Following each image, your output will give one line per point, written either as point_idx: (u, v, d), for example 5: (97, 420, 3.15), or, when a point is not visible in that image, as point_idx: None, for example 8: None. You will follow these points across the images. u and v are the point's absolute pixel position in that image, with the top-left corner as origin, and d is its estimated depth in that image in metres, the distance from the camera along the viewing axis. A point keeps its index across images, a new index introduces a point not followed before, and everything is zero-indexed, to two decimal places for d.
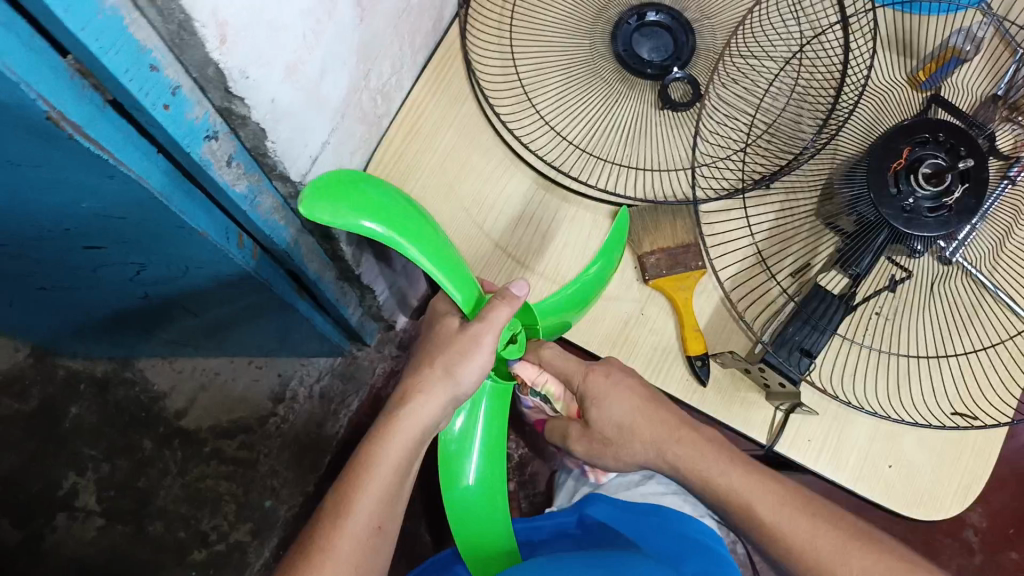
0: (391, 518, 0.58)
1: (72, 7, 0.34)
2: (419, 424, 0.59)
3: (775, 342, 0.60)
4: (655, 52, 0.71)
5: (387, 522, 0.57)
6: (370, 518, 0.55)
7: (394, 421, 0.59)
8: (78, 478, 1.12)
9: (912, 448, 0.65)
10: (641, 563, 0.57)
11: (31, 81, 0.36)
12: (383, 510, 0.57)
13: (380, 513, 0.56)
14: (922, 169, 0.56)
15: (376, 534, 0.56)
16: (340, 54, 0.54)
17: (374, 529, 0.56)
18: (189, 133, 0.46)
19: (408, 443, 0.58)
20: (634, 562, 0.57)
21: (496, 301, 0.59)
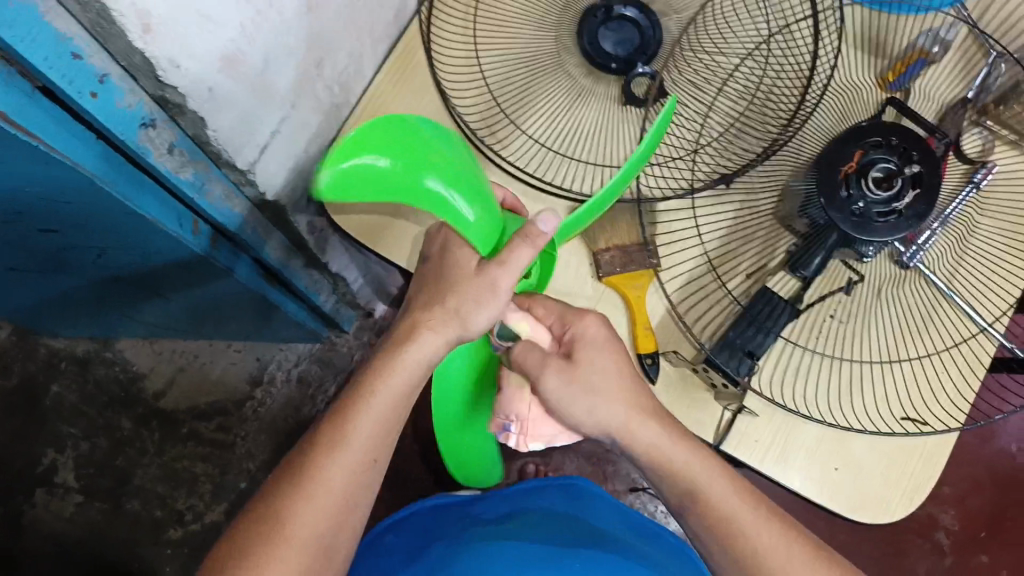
0: (388, 452, 0.56)
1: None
2: (422, 365, 0.55)
3: (717, 345, 0.61)
4: (620, 46, 0.70)
5: (384, 456, 0.55)
6: (364, 454, 0.53)
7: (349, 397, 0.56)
8: (58, 456, 1.14)
9: (860, 451, 0.66)
10: None
11: None
12: (381, 444, 0.55)
13: (376, 448, 0.54)
14: (873, 173, 0.56)
15: (367, 469, 0.54)
16: (286, 43, 0.54)
17: (368, 464, 0.54)
18: (122, 120, 0.47)
19: (413, 372, 0.55)
20: None
21: (513, 240, 0.53)
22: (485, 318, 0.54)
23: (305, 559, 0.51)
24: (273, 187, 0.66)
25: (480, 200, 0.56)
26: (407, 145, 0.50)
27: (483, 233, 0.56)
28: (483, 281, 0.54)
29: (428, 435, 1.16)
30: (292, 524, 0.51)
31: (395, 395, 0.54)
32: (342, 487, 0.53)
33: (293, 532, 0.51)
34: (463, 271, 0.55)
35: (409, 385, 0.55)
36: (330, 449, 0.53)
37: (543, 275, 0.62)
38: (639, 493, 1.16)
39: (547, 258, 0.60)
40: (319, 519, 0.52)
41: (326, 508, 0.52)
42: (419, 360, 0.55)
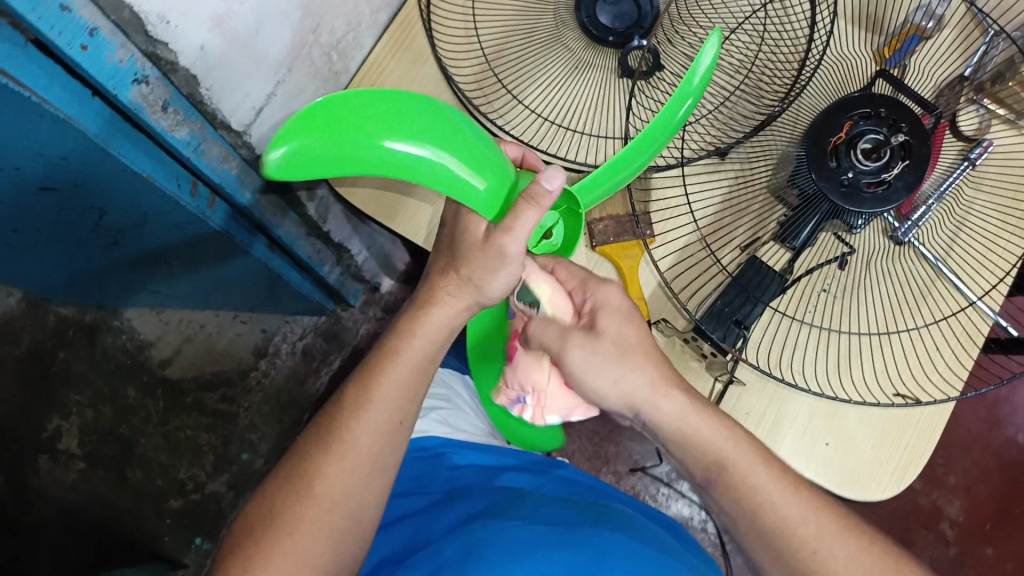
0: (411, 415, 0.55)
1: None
2: (445, 327, 0.55)
3: (710, 316, 0.62)
4: (618, 20, 0.69)
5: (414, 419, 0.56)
6: (390, 416, 0.54)
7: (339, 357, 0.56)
8: (62, 423, 1.15)
9: (851, 426, 0.66)
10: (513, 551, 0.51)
11: None
12: (406, 406, 0.55)
13: (400, 408, 0.54)
14: (861, 145, 0.56)
15: (388, 433, 0.53)
16: (279, 6, 0.55)
17: (393, 424, 0.54)
18: (114, 75, 0.48)
19: (411, 329, 0.55)
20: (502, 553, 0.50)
21: (518, 203, 0.48)
22: (475, 277, 0.52)
23: (332, 520, 0.50)
24: None
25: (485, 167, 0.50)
26: (390, 111, 0.46)
27: (491, 200, 0.51)
28: (490, 251, 0.50)
29: None
30: (320, 480, 0.51)
31: (397, 354, 0.55)
32: (367, 448, 0.52)
33: (321, 491, 0.51)
34: (477, 238, 0.52)
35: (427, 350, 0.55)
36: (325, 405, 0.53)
37: (567, 239, 0.58)
38: (639, 475, 1.16)
39: (569, 219, 0.57)
40: (346, 482, 0.51)
41: (350, 467, 0.52)
42: (442, 323, 0.55)
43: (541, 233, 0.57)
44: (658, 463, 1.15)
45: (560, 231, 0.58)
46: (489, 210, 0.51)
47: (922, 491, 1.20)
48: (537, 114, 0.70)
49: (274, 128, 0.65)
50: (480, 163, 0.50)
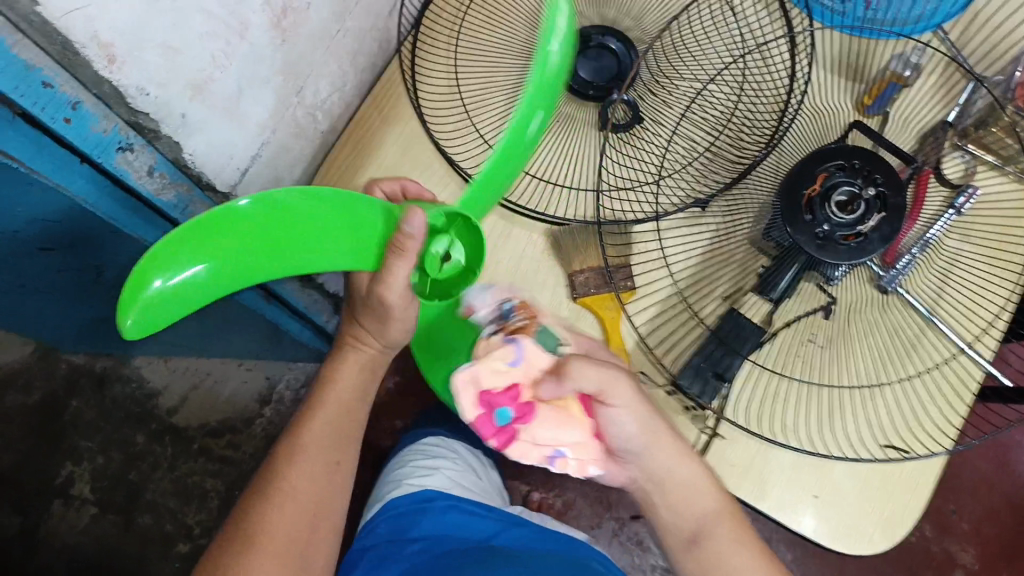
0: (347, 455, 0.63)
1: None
2: None
3: (687, 370, 0.61)
4: (598, 74, 0.71)
5: (349, 458, 0.63)
6: (322, 457, 0.61)
7: (306, 418, 0.63)
8: (75, 468, 1.17)
9: (840, 477, 0.65)
10: None
11: None
12: (337, 447, 0.62)
13: (333, 455, 0.61)
14: (835, 197, 0.57)
15: (330, 479, 0.61)
16: (261, 72, 0.57)
17: (330, 468, 0.61)
18: (98, 144, 0.50)
19: (344, 391, 0.64)
20: None
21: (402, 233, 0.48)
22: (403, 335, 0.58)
23: None
24: None
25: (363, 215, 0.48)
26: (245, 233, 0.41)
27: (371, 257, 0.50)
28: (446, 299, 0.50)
29: None
30: None
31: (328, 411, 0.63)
32: (300, 498, 0.59)
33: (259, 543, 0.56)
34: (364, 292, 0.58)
35: (351, 383, 0.64)
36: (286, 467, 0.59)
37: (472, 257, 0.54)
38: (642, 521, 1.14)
39: (468, 236, 0.53)
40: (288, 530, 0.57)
41: (293, 512, 0.58)
42: (349, 380, 0.64)
43: (442, 259, 0.53)
44: None
45: (457, 249, 0.53)
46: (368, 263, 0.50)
47: (933, 538, 1.16)
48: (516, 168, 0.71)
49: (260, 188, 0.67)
50: (355, 233, 0.48)
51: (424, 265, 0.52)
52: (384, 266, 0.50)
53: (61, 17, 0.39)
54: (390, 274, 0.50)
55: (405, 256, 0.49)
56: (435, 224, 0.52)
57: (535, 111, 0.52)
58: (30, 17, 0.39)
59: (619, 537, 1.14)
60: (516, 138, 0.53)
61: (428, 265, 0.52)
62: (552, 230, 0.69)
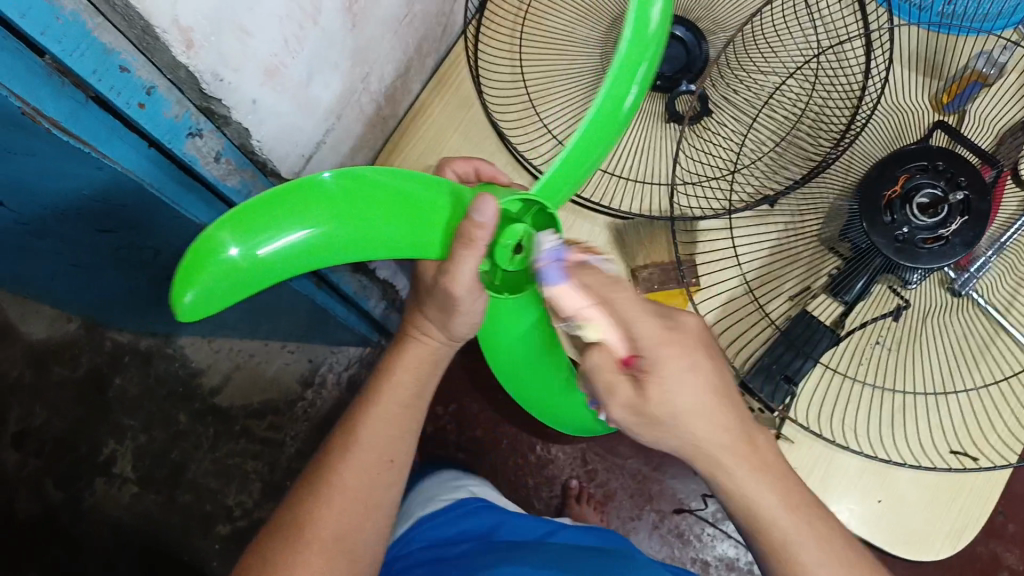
0: (404, 447, 0.62)
1: (26, 10, 0.37)
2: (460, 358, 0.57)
3: (753, 370, 0.60)
4: (667, 64, 0.69)
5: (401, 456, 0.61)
6: (376, 456, 0.60)
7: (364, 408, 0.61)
8: (117, 446, 1.18)
9: (906, 486, 0.63)
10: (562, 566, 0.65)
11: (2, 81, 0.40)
12: (396, 445, 0.61)
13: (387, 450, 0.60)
14: (917, 199, 0.54)
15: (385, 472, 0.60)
16: (330, 57, 0.56)
17: (385, 463, 0.60)
18: (170, 130, 0.49)
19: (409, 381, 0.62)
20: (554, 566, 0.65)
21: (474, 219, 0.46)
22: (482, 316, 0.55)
23: None
24: None
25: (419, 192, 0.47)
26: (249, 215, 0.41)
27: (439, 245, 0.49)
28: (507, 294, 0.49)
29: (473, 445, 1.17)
30: None
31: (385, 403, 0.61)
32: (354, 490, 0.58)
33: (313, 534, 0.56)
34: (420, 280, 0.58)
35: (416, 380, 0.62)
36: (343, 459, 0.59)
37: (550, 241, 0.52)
38: (684, 515, 1.13)
39: (540, 219, 0.52)
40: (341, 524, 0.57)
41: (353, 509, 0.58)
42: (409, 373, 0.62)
43: (513, 249, 0.51)
44: (703, 504, 1.12)
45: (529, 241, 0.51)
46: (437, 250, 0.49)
47: (980, 540, 1.14)
48: None
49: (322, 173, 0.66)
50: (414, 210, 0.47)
51: (496, 255, 0.50)
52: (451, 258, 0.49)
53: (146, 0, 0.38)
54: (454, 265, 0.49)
55: (473, 246, 0.47)
56: (508, 210, 0.50)
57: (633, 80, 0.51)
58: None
59: (660, 529, 1.13)
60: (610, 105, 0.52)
61: (499, 256, 0.50)
62: (614, 223, 0.68)
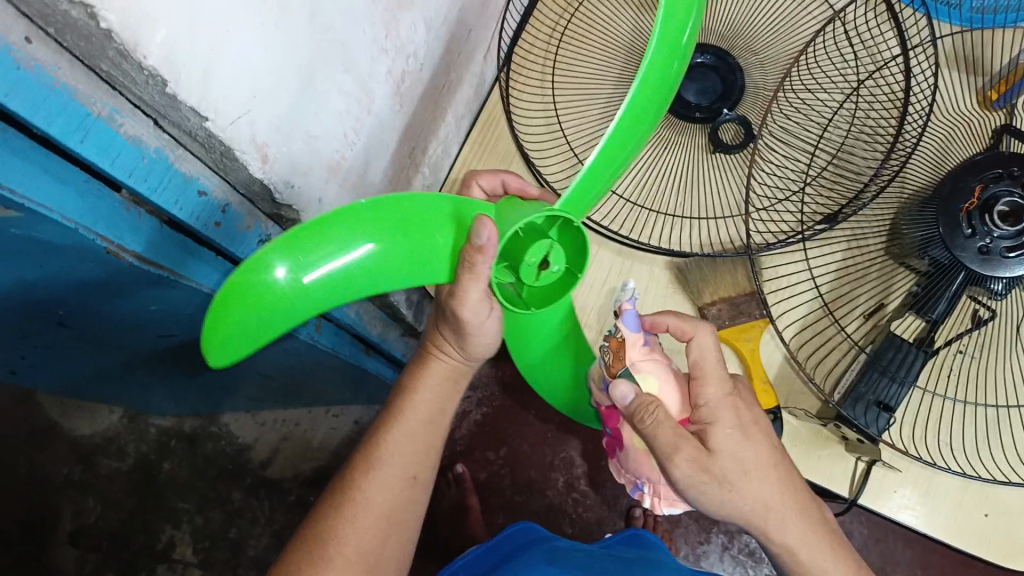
0: (426, 466, 0.59)
1: (113, 158, 0.36)
2: None
3: (848, 399, 0.59)
4: (703, 95, 0.69)
5: (423, 472, 0.58)
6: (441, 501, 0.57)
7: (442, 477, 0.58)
8: (175, 532, 1.16)
9: (1010, 498, 0.62)
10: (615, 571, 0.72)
11: (85, 223, 0.38)
12: (416, 459, 0.58)
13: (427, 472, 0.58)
14: (998, 208, 0.52)
15: None
16: (384, 139, 0.55)
17: (407, 478, 0.57)
18: (244, 243, 0.48)
19: None
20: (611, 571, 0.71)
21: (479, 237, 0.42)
22: None
23: None
24: None
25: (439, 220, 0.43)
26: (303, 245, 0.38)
27: (444, 266, 0.45)
28: None
29: (529, 486, 1.16)
30: None
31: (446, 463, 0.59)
32: None
33: None
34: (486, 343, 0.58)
35: (438, 400, 0.58)
36: None
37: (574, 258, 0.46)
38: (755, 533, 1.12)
39: (567, 236, 0.46)
40: None
41: None
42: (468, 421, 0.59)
43: (539, 266, 0.45)
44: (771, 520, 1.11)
45: (556, 257, 0.45)
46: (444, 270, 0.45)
47: None
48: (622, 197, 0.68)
49: None
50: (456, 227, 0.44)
51: (521, 274, 0.45)
52: (458, 281, 0.45)
53: (227, 128, 0.37)
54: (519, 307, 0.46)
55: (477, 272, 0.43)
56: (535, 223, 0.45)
57: (671, 60, 0.45)
58: (197, 131, 0.37)
59: (732, 550, 1.11)
60: (646, 103, 0.46)
61: (523, 275, 0.45)
62: (674, 262, 0.67)
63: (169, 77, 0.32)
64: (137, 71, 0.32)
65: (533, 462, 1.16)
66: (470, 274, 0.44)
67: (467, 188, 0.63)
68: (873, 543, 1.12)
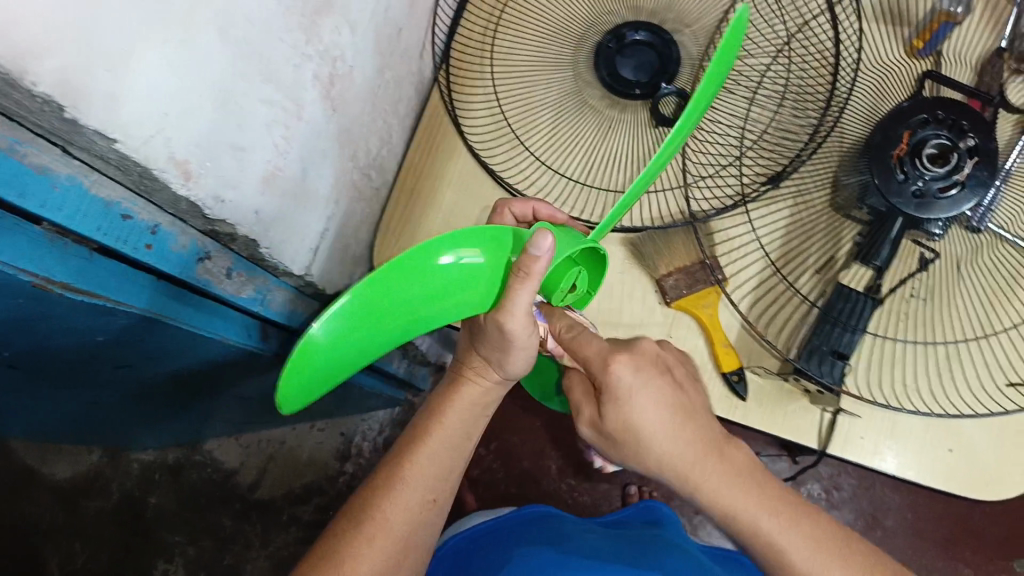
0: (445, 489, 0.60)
1: (24, 190, 0.36)
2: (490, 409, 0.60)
3: (802, 355, 0.60)
4: (640, 70, 0.70)
5: (442, 494, 0.59)
6: (421, 496, 0.58)
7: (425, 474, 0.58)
8: (168, 566, 1.15)
9: (971, 431, 0.64)
10: (617, 552, 0.73)
11: (7, 260, 0.38)
12: (441, 483, 0.59)
13: (433, 486, 0.58)
14: (926, 151, 0.54)
15: None
16: (320, 147, 0.56)
17: (428, 502, 0.58)
18: (181, 263, 0.49)
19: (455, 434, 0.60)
20: (612, 553, 0.72)
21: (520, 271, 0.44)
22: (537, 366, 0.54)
23: None
24: (331, 282, 0.68)
25: (487, 244, 0.44)
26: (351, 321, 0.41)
27: (489, 286, 0.46)
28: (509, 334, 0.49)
29: (520, 477, 1.16)
30: None
31: (424, 459, 0.58)
32: None
33: None
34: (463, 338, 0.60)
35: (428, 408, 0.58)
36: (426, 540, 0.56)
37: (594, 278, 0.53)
38: None
39: (593, 260, 0.52)
40: None
41: None
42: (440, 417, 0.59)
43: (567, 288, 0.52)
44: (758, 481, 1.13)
45: (583, 280, 0.53)
46: (484, 292, 0.47)
47: None
48: (561, 175, 0.70)
49: (331, 259, 0.66)
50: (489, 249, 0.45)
51: (552, 295, 0.51)
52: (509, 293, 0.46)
53: (140, 147, 0.38)
54: (510, 300, 0.46)
55: (532, 278, 0.44)
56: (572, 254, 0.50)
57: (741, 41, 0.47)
58: (107, 154, 0.38)
59: None
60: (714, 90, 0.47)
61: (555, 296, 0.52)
62: (628, 238, 0.68)
63: (66, 103, 0.33)
64: (30, 99, 0.32)
65: (521, 453, 1.17)
66: (525, 286, 0.45)
67: (498, 214, 0.64)
68: (862, 491, 1.14)
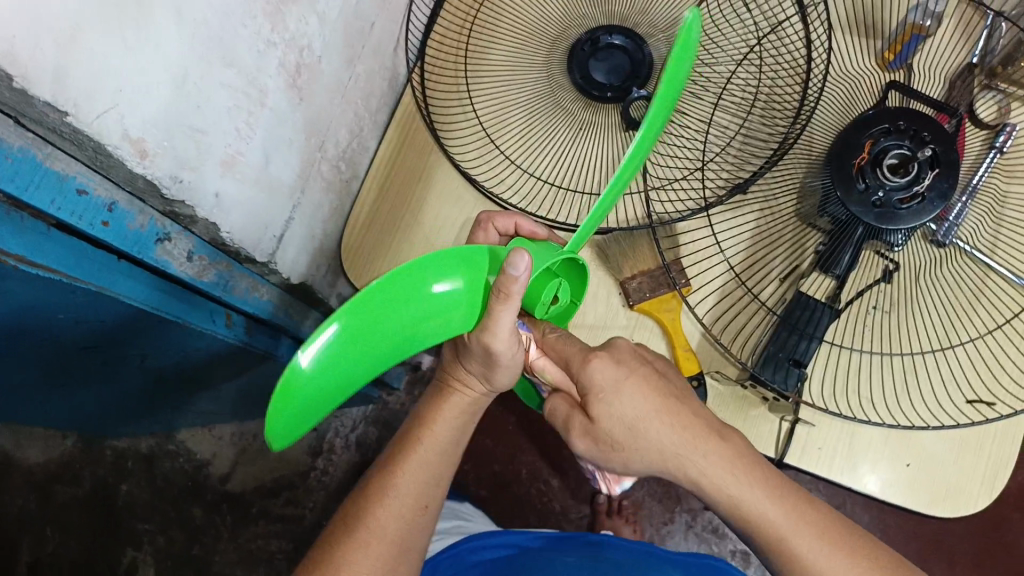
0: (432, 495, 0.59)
1: None
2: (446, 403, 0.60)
3: (760, 362, 0.60)
4: (613, 74, 0.70)
5: (430, 498, 0.58)
6: (398, 492, 0.57)
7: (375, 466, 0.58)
8: (136, 553, 1.15)
9: (930, 445, 0.64)
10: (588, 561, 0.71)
11: None
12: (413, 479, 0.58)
13: (407, 481, 0.57)
14: (887, 160, 0.55)
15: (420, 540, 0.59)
16: (284, 134, 0.56)
17: (407, 500, 0.57)
18: (138, 240, 0.49)
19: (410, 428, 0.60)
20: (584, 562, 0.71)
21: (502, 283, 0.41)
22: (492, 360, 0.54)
23: None
24: (298, 272, 0.68)
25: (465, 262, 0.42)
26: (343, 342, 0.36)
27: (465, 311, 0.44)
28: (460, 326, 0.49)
29: (492, 480, 1.16)
30: None
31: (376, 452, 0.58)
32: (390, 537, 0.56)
33: None
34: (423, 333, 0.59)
35: None
36: (375, 532, 0.56)
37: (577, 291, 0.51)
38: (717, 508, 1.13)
39: (572, 272, 0.50)
40: None
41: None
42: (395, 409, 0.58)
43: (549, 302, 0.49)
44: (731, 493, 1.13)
45: (565, 293, 0.50)
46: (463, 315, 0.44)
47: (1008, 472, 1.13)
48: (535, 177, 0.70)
49: (297, 249, 0.66)
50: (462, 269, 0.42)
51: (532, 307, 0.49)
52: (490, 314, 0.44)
53: (92, 121, 0.38)
54: (492, 321, 0.44)
55: (511, 299, 0.42)
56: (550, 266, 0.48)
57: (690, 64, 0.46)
58: (60, 127, 0.38)
59: (695, 528, 1.12)
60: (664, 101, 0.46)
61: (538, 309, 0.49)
62: (594, 240, 0.68)
63: (15, 73, 0.33)
64: None
65: (494, 456, 1.17)
66: (505, 304, 0.43)
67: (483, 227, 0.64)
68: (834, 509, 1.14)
